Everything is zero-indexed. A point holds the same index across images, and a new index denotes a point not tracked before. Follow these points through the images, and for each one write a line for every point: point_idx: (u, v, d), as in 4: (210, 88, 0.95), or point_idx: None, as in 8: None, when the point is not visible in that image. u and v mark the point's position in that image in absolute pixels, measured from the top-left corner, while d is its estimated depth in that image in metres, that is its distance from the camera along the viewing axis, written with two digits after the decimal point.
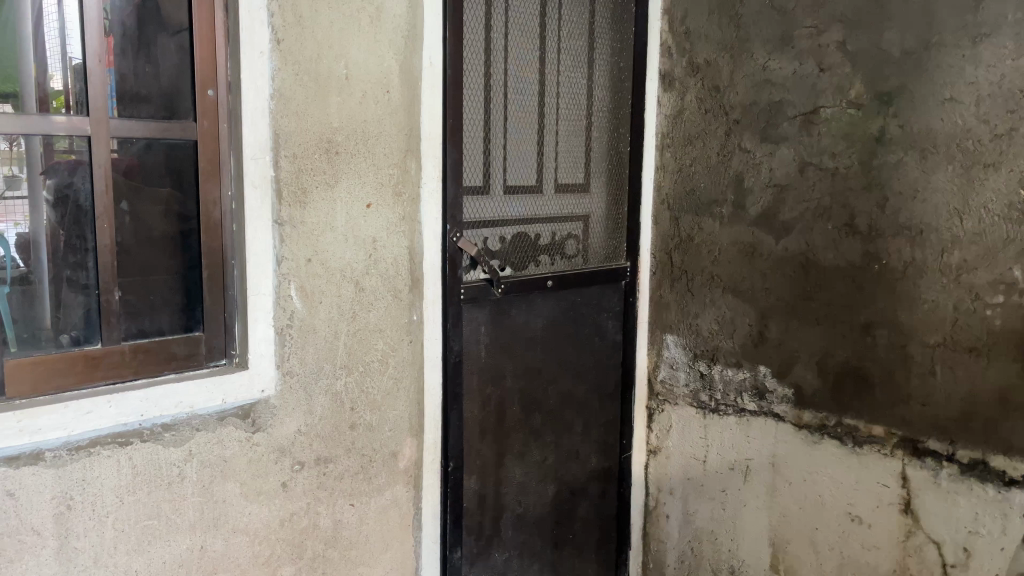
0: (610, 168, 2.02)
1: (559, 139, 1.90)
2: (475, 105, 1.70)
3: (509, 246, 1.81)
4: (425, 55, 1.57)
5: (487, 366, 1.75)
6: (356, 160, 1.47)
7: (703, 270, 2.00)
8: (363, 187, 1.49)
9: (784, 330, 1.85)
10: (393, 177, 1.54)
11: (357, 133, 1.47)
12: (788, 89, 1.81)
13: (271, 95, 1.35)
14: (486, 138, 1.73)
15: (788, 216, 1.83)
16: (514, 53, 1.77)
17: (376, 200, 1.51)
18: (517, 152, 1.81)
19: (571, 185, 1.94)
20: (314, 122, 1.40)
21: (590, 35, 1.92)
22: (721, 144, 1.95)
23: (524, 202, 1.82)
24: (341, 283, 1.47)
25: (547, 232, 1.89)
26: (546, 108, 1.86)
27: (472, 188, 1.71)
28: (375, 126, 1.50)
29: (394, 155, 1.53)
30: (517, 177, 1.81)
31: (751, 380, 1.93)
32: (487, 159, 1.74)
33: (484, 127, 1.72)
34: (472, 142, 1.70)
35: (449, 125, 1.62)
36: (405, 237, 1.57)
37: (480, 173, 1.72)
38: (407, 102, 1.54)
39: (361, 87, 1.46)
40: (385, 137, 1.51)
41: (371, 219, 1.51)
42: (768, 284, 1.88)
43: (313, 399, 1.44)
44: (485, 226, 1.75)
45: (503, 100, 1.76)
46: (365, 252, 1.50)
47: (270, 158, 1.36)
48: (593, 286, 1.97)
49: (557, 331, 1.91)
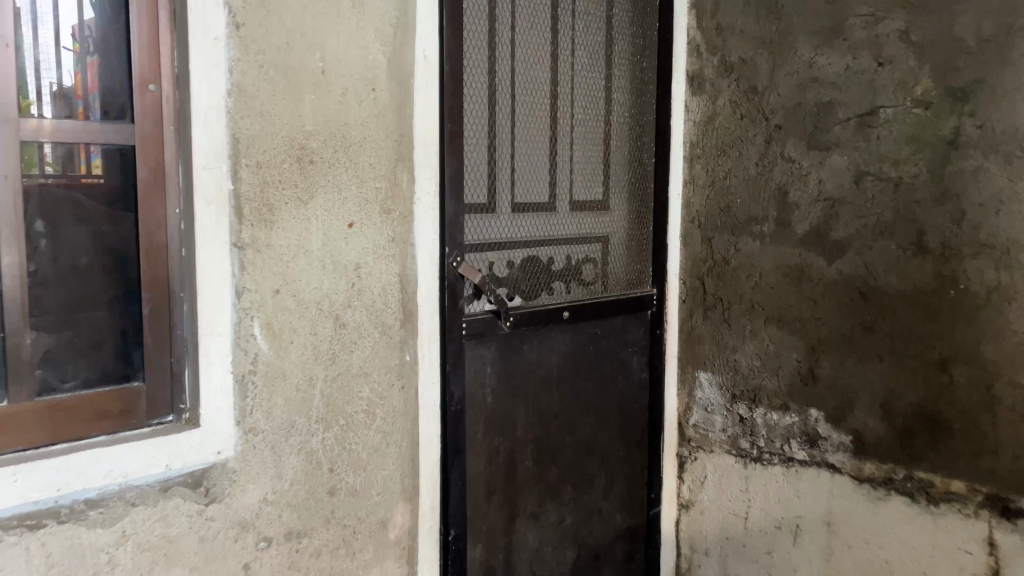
0: (632, 181, 1.77)
1: (575, 148, 1.66)
2: (477, 107, 1.45)
3: (518, 273, 1.56)
4: (418, 47, 1.32)
5: (494, 414, 1.49)
6: (335, 171, 1.22)
7: (741, 298, 1.75)
8: (344, 203, 1.24)
9: (840, 367, 1.59)
10: (380, 190, 1.28)
11: (336, 138, 1.22)
12: (840, 88, 1.57)
13: (229, 90, 1.10)
14: (491, 147, 1.49)
15: (841, 235, 1.58)
16: (523, 48, 1.52)
17: (360, 218, 1.26)
18: (527, 163, 1.56)
19: (589, 202, 1.69)
20: (281, 124, 1.16)
21: (608, 30, 1.69)
22: (760, 153, 1.69)
23: (535, 221, 1.58)
24: (317, 319, 1.22)
25: (561, 255, 1.64)
26: (559, 113, 1.62)
27: (475, 205, 1.46)
28: (361, 129, 1.25)
29: (383, 164, 1.28)
30: (527, 191, 1.56)
31: (799, 426, 1.66)
32: (492, 171, 1.49)
33: (489, 134, 1.48)
34: (474, 151, 1.45)
35: (448, 130, 1.37)
36: (395, 263, 1.31)
37: (485, 187, 1.48)
38: (397, 102, 1.30)
39: (341, 83, 1.22)
40: (370, 143, 1.26)
41: (354, 241, 1.26)
42: (820, 314, 1.62)
43: (283, 461, 1.19)
44: (490, 249, 1.50)
45: (511, 103, 1.52)
46: (346, 282, 1.25)
47: (227, 167, 1.11)
48: (615, 317, 1.72)
49: (575, 371, 1.65)
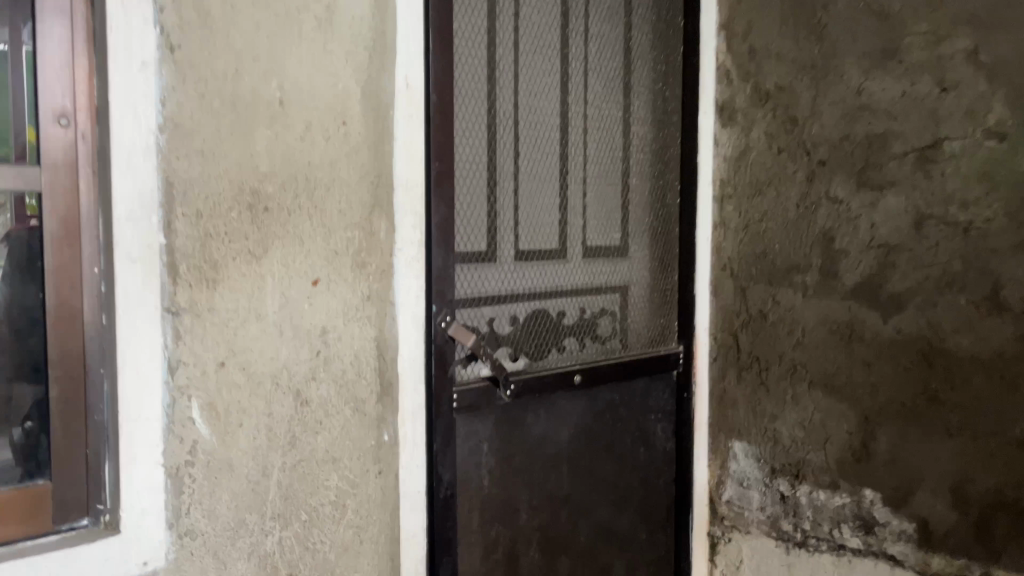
0: (654, 224, 1.57)
1: (589, 188, 1.45)
2: (472, 142, 1.25)
3: (522, 332, 1.35)
4: (399, 72, 1.14)
5: (492, 498, 1.28)
6: (297, 219, 1.03)
7: (782, 357, 1.52)
8: (308, 257, 1.05)
9: (900, 443, 1.36)
10: (353, 242, 1.09)
11: (299, 180, 1.03)
12: (894, 118, 1.35)
13: (160, 124, 0.91)
14: (490, 187, 1.28)
15: (898, 287, 1.35)
16: (528, 73, 1.32)
17: (328, 275, 1.07)
18: (533, 206, 1.36)
19: (604, 248, 1.48)
20: (225, 165, 0.96)
21: (625, 53, 1.48)
22: (801, 193, 1.48)
23: (542, 271, 1.37)
24: (274, 395, 1.02)
25: (574, 310, 1.43)
26: (571, 148, 1.41)
27: (470, 255, 1.26)
28: (330, 170, 1.06)
29: (356, 211, 1.09)
30: (533, 237, 1.36)
31: (851, 508, 1.43)
32: (491, 215, 1.29)
33: (488, 173, 1.28)
34: (469, 193, 1.25)
35: (435, 169, 1.18)
36: (371, 326, 1.12)
37: (482, 234, 1.28)
38: (374, 138, 1.11)
39: (304, 117, 1.03)
40: (339, 187, 1.07)
41: (320, 302, 1.06)
42: (875, 379, 1.39)
43: (230, 569, 0.99)
44: (487, 305, 1.29)
45: (514, 136, 1.32)
46: (309, 350, 1.05)
47: (158, 219, 0.92)
48: (635, 380, 1.51)
49: (589, 443, 1.43)
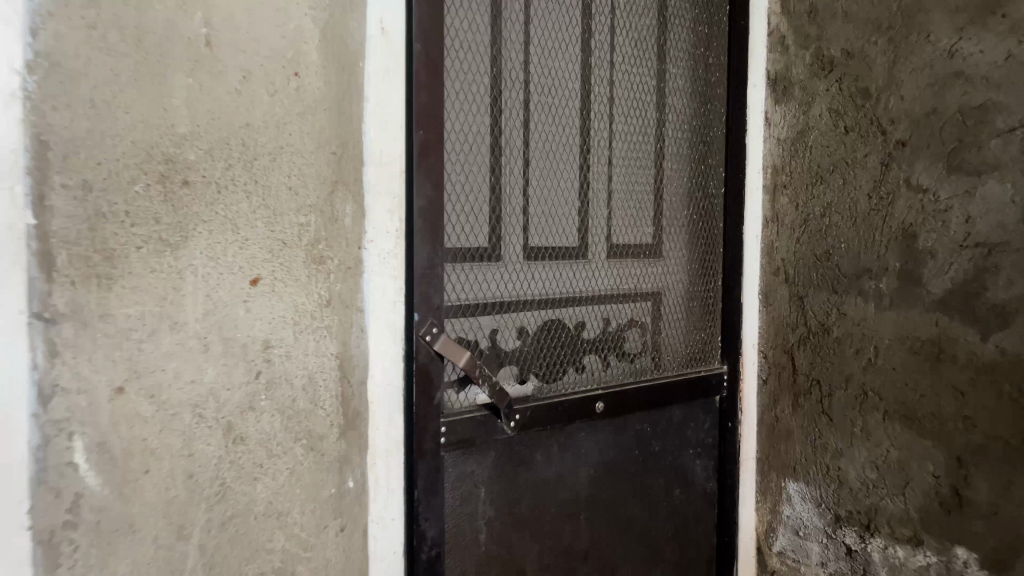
0: (694, 219, 1.30)
1: (614, 172, 1.19)
2: (469, 107, 1.00)
3: (531, 347, 1.09)
4: (372, 13, 0.90)
5: (492, 557, 1.02)
6: (233, 199, 0.79)
7: (848, 380, 1.24)
8: (246, 249, 0.80)
9: (1003, 493, 1.03)
10: (307, 230, 0.84)
11: (235, 147, 0.79)
12: (996, 86, 1.04)
13: (29, 60, 0.66)
14: (492, 166, 1.03)
15: (1001, 298, 1.03)
16: (541, 25, 1.07)
17: (274, 271, 0.82)
18: (547, 191, 1.10)
19: (632, 245, 1.22)
20: (122, 124, 0.71)
21: (660, 8, 1.23)
22: (874, 181, 1.20)
23: (555, 272, 1.12)
24: (198, 430, 0.77)
25: (594, 320, 1.17)
26: (594, 121, 1.15)
27: (466, 251, 1.00)
28: (279, 134, 0.82)
29: (313, 189, 0.84)
30: (547, 231, 1.10)
31: (938, 570, 1.12)
32: (492, 201, 1.03)
33: (489, 149, 1.02)
34: (465, 172, 1.00)
35: (420, 140, 0.93)
36: (331, 339, 0.86)
37: (481, 225, 1.02)
38: (338, 97, 0.86)
39: (239, 62, 0.78)
40: (289, 156, 0.82)
41: (261, 308, 0.81)
42: (971, 413, 1.08)
43: None
44: (486, 312, 1.04)
45: (524, 104, 1.06)
46: (248, 371, 0.80)
47: (24, 189, 0.66)
48: (670, 407, 1.24)
49: (613, 485, 1.16)
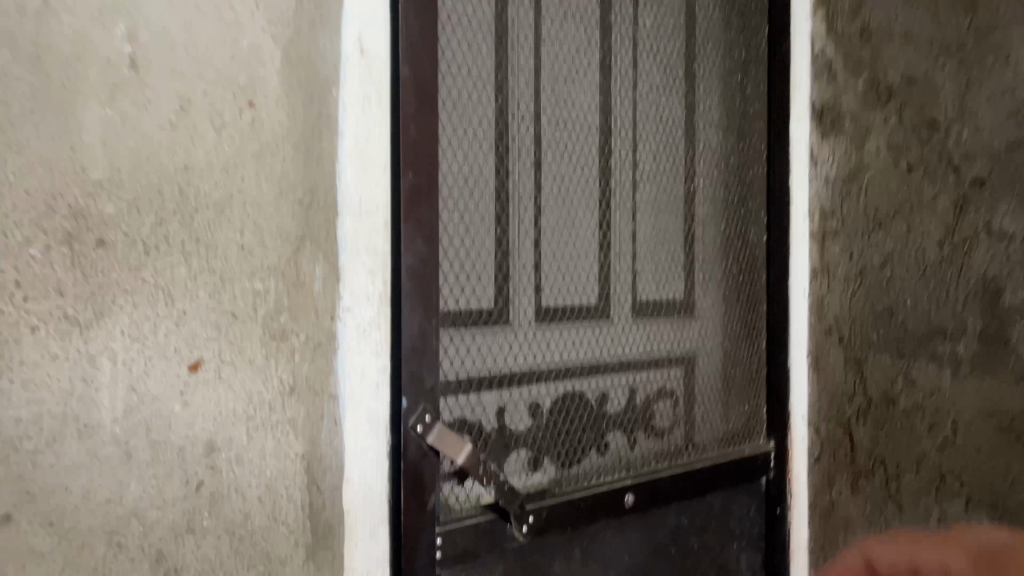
0: (733, 273, 1.12)
1: (639, 218, 1.01)
2: (469, 144, 0.82)
3: (544, 428, 0.91)
4: (348, 29, 0.73)
5: None
6: (168, 262, 0.62)
7: (926, 453, 1.10)
8: (183, 325, 0.62)
9: None
10: (265, 299, 0.67)
11: (169, 194, 0.62)
12: None
13: None
14: (498, 213, 0.86)
15: None
16: (553, 47, 0.90)
17: (222, 352, 0.64)
18: (562, 242, 0.93)
19: (662, 303, 1.04)
20: (16, 167, 0.55)
21: (690, 29, 1.06)
22: (960, 224, 1.07)
23: (572, 338, 0.94)
24: (116, 565, 0.59)
25: (619, 392, 0.99)
26: (616, 159, 0.98)
27: (466, 315, 0.83)
28: (225, 178, 0.64)
29: (273, 247, 0.67)
30: (562, 287, 0.93)
31: None
32: (498, 253, 0.86)
33: (495, 192, 0.85)
34: (466, 220, 0.83)
35: (408, 184, 0.75)
36: (297, 435, 0.69)
37: (485, 283, 0.85)
38: (305, 132, 0.69)
39: (174, 88, 0.61)
40: (242, 206, 0.65)
41: (202, 399, 0.63)
42: None
43: None
44: (491, 388, 0.86)
45: (534, 139, 0.89)
46: (186, 483, 0.62)
47: None
48: (711, 494, 1.06)
49: None
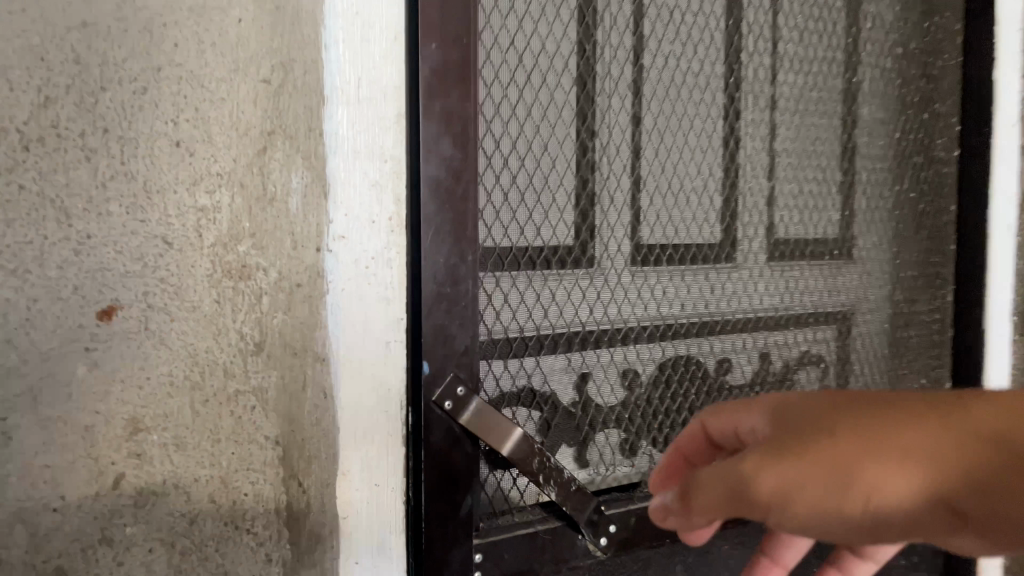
0: (907, 199, 0.85)
1: (780, 125, 0.75)
2: (526, 13, 0.60)
3: (628, 401, 0.69)
4: None
5: None
6: (60, 163, 0.43)
7: None
8: (86, 255, 0.44)
9: None
10: (215, 220, 0.47)
11: (59, 63, 0.42)
12: None
13: None
14: (572, 113, 0.63)
15: None
16: None
17: (149, 294, 0.45)
18: (666, 154, 0.68)
19: (809, 240, 0.79)
20: None
21: None
22: None
23: (678, 284, 0.71)
24: None
25: (747, 355, 0.76)
26: (749, 42, 0.72)
27: (520, 251, 0.61)
28: (146, 42, 0.44)
29: (226, 146, 0.47)
30: (665, 217, 0.69)
31: None
32: (570, 167, 0.63)
33: (568, 84, 0.62)
34: (523, 119, 0.60)
35: (433, 62, 0.53)
36: (268, 411, 0.49)
37: (552, 207, 0.62)
38: None
39: None
40: (177, 87, 0.45)
41: (118, 358, 0.45)
42: None
43: None
44: (556, 350, 0.64)
45: (628, 11, 0.65)
46: (101, 475, 0.45)
47: None
48: None
49: None
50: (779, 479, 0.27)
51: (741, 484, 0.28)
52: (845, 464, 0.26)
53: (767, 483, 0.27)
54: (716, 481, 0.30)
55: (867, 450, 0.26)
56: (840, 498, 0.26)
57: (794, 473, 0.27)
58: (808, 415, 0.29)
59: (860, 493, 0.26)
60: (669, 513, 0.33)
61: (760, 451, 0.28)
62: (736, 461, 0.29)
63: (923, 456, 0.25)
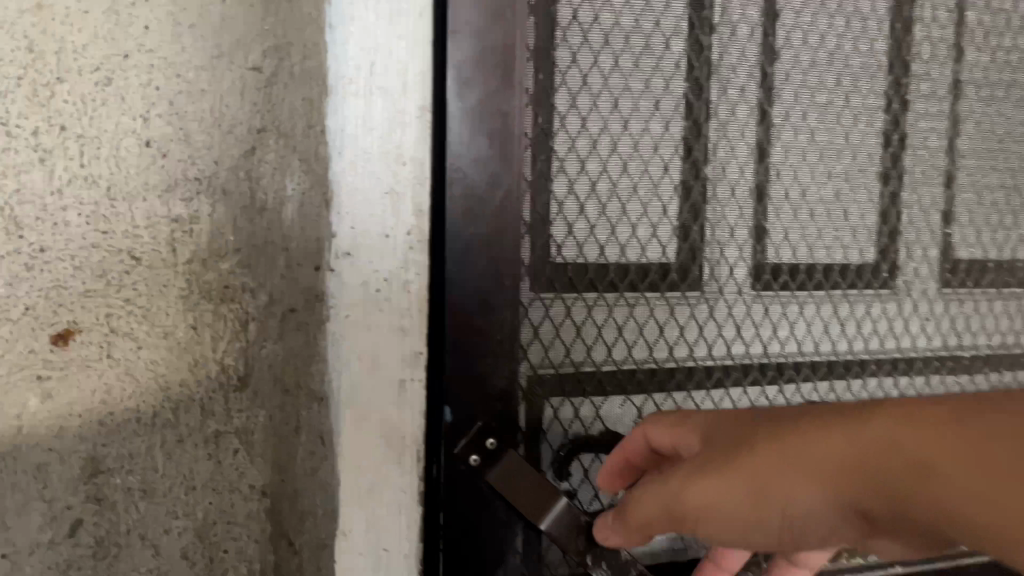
0: None
1: (956, 116, 0.58)
2: None
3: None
4: None
5: None
6: (10, 166, 0.37)
7: None
8: (40, 272, 0.38)
9: None
10: (192, 232, 0.40)
11: (9, 52, 0.37)
12: None
13: None
14: (677, 102, 0.50)
15: None
16: None
17: (111, 316, 0.39)
18: (800, 153, 0.54)
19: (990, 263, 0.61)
20: None
21: None
22: None
23: (810, 316, 0.56)
24: None
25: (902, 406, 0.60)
26: (921, 12, 0.57)
27: (598, 272, 0.49)
28: (112, 24, 0.38)
29: (208, 146, 0.40)
30: (795, 233, 0.55)
31: None
32: (670, 170, 0.51)
33: (669, 67, 0.50)
34: (607, 111, 0.49)
35: (467, 49, 0.44)
36: (254, 456, 0.42)
37: (642, 219, 0.50)
38: None
39: None
40: (148, 77, 0.39)
41: (76, 390, 0.39)
42: None
43: None
44: (644, 395, 0.52)
45: None
46: (58, 519, 0.39)
47: None
48: None
49: None
50: (707, 498, 0.32)
51: (675, 502, 0.33)
52: (747, 481, 0.31)
53: (693, 497, 0.33)
54: (654, 499, 0.35)
55: (769, 470, 0.30)
56: (750, 509, 0.31)
57: (707, 493, 0.32)
58: (728, 440, 0.33)
59: (776, 506, 0.30)
60: (615, 525, 0.40)
61: (686, 472, 0.33)
62: (670, 483, 0.34)
63: (814, 472, 0.29)
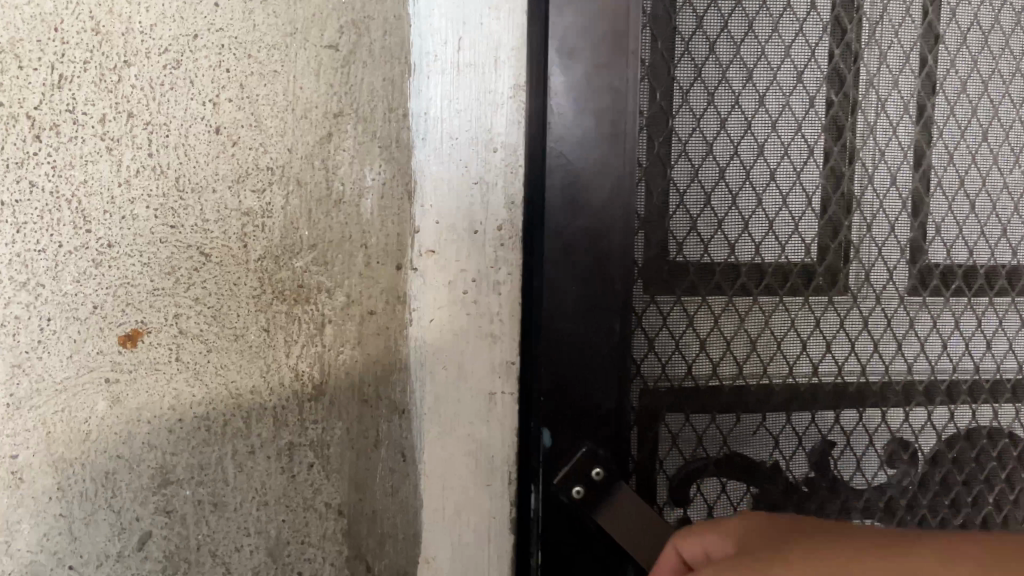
0: None
1: None
2: None
3: (896, 500, 0.47)
4: None
5: None
6: (77, 156, 0.35)
7: None
8: (108, 268, 0.36)
9: None
10: (264, 227, 0.37)
11: (74, 34, 0.34)
12: None
13: None
14: (827, 72, 0.42)
15: None
16: None
17: (181, 317, 0.36)
18: (981, 132, 0.44)
19: None
20: None
21: None
22: None
23: (992, 328, 0.46)
24: None
25: None
26: None
27: (727, 276, 0.42)
28: (180, 2, 0.35)
29: (281, 133, 0.36)
30: (975, 229, 0.45)
31: None
32: (817, 154, 0.42)
33: (817, 31, 0.42)
34: (739, 83, 0.41)
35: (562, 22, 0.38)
36: (330, 472, 0.39)
37: (783, 213, 0.42)
38: None
39: None
40: (220, 60, 0.36)
41: (144, 395, 0.36)
42: None
43: None
44: (784, 416, 0.45)
45: None
46: (128, 530, 0.37)
47: None
48: None
49: None
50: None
51: None
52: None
53: None
54: None
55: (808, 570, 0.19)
56: None
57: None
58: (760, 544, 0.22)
59: None
60: None
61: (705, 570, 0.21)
62: None
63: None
